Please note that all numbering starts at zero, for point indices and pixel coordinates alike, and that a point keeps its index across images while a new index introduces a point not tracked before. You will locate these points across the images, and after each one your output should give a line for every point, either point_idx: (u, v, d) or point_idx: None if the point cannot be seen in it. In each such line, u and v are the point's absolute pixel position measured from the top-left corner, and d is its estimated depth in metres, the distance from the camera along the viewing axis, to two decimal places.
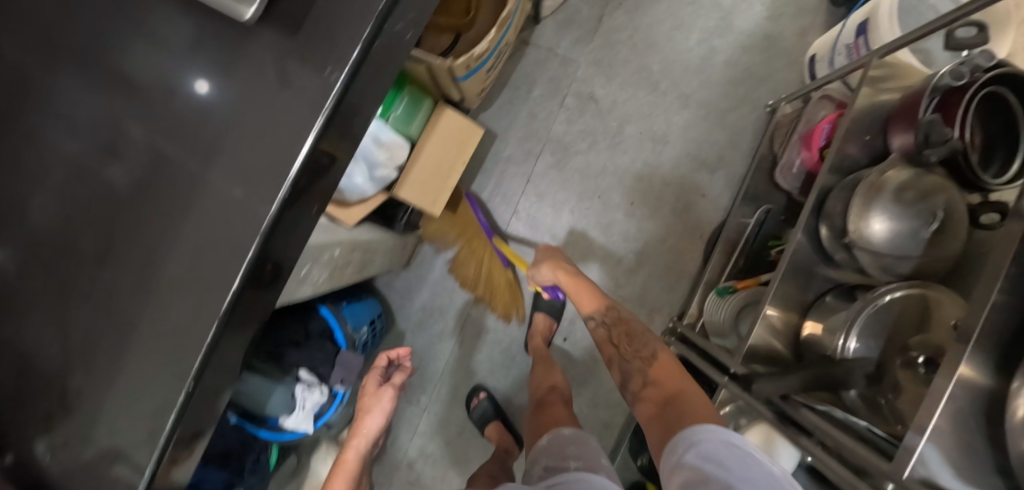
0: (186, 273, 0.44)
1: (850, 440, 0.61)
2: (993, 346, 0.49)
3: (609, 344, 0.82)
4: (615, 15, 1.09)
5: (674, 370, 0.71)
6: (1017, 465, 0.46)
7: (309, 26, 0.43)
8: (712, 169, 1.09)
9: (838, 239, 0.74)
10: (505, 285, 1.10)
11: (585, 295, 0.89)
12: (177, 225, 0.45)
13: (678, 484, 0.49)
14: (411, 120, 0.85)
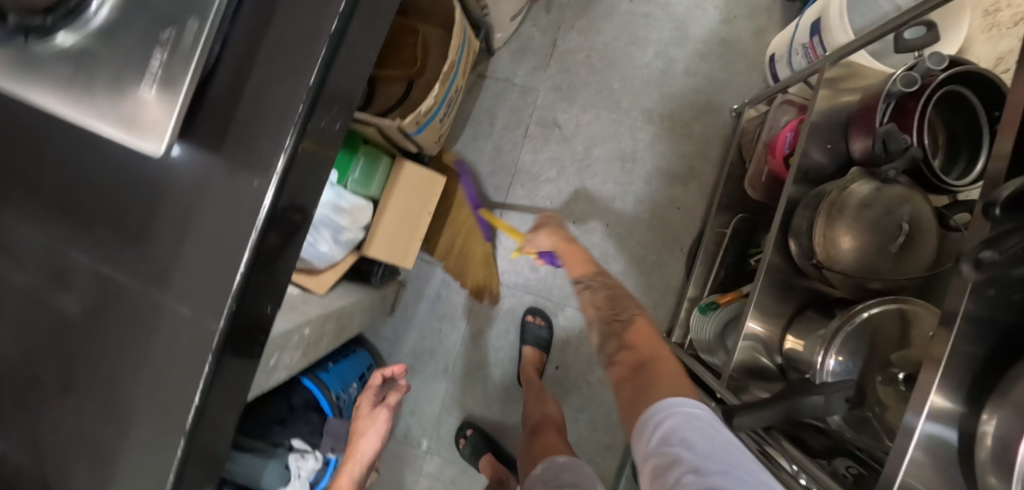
0: (166, 384, 0.50)
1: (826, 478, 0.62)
2: (959, 372, 0.48)
3: (589, 304, 0.79)
4: (569, 38, 1.09)
5: (651, 337, 0.69)
6: None
7: (231, 144, 0.49)
8: (684, 180, 1.09)
9: (806, 259, 0.74)
10: (482, 257, 1.08)
11: (575, 260, 0.86)
12: (153, 339, 0.50)
13: (653, 469, 0.51)
14: (370, 179, 0.85)
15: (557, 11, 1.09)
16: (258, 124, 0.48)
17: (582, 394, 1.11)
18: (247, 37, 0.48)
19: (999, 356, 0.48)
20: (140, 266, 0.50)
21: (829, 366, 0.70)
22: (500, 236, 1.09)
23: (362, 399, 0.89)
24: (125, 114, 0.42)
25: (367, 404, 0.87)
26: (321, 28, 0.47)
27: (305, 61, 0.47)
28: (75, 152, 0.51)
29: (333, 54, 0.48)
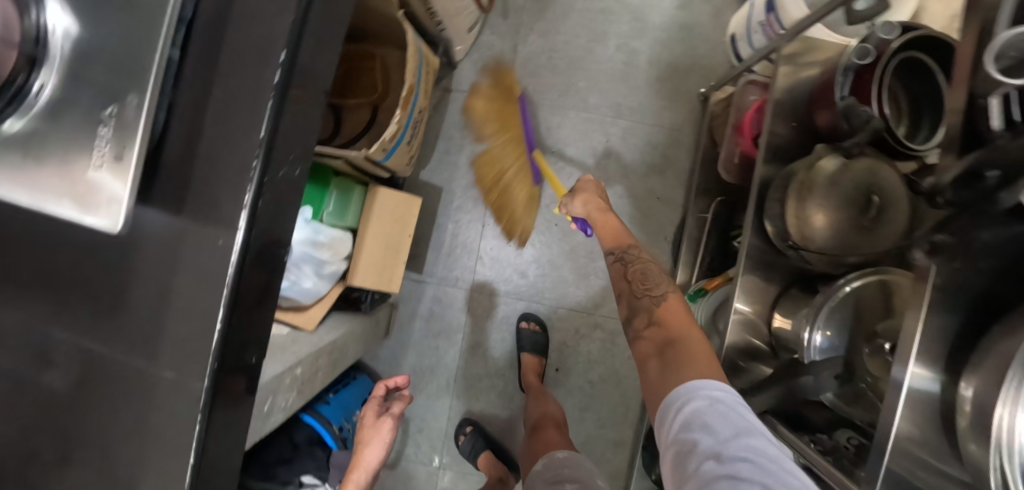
0: (160, 446, 0.50)
1: (817, 457, 0.64)
2: (933, 340, 0.48)
3: (623, 275, 0.73)
4: (529, 41, 1.10)
5: (683, 314, 0.65)
6: (972, 469, 0.45)
7: (193, 204, 0.49)
8: (660, 168, 1.09)
9: (784, 239, 0.75)
10: (526, 199, 1.03)
11: (610, 232, 0.80)
12: (141, 404, 0.50)
13: (671, 459, 0.49)
14: (345, 210, 0.86)
15: (515, 17, 1.10)
16: (216, 181, 0.48)
17: (585, 393, 1.11)
18: (196, 99, 0.49)
19: (971, 319, 0.48)
20: (115, 336, 0.49)
21: (815, 341, 0.71)
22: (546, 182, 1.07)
23: (365, 409, 0.90)
24: (82, 192, 0.42)
25: (372, 412, 0.88)
26: (266, 82, 0.48)
27: (255, 116, 0.48)
28: (43, 229, 0.51)
29: (281, 105, 0.49)
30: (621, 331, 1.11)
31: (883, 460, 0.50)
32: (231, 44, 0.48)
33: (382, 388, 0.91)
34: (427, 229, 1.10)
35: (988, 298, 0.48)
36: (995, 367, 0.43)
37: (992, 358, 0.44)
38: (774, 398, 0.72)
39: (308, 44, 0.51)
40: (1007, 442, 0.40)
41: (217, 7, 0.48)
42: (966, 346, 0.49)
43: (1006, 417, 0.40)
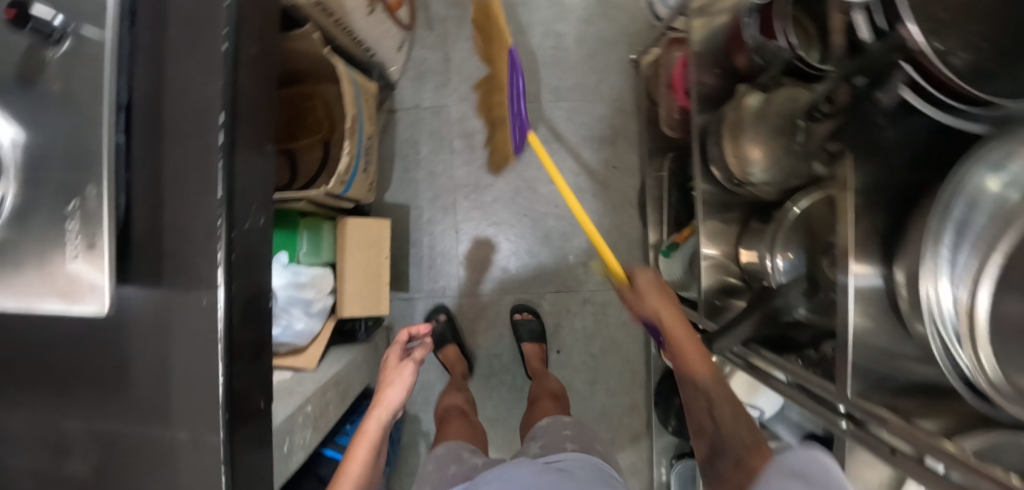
0: None
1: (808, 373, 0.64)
2: (866, 237, 0.53)
3: (704, 414, 0.63)
4: (460, 48, 1.14)
5: (761, 452, 0.52)
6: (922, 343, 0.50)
7: (171, 273, 0.51)
8: (610, 139, 1.14)
9: (731, 180, 0.81)
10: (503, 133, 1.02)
11: (681, 341, 0.68)
12: (165, 470, 0.53)
13: None
14: (320, 247, 0.88)
15: (440, 28, 1.14)
16: (187, 247, 0.51)
17: (590, 367, 1.16)
18: (151, 176, 0.51)
19: (893, 212, 0.53)
20: (126, 412, 0.52)
21: (778, 265, 0.77)
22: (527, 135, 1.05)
23: (391, 351, 0.90)
24: (71, 289, 0.45)
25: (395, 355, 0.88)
26: (212, 145, 0.51)
27: (209, 179, 0.51)
28: (34, 330, 0.54)
29: (231, 162, 0.52)
30: (610, 300, 1.15)
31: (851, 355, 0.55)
32: (172, 117, 0.51)
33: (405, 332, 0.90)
34: (404, 248, 1.13)
35: (903, 190, 0.54)
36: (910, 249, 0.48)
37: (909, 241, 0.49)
38: (751, 330, 0.74)
39: (244, 101, 0.54)
40: (935, 311, 0.46)
41: (151, 87, 0.51)
42: (894, 237, 0.54)
43: (931, 291, 0.46)
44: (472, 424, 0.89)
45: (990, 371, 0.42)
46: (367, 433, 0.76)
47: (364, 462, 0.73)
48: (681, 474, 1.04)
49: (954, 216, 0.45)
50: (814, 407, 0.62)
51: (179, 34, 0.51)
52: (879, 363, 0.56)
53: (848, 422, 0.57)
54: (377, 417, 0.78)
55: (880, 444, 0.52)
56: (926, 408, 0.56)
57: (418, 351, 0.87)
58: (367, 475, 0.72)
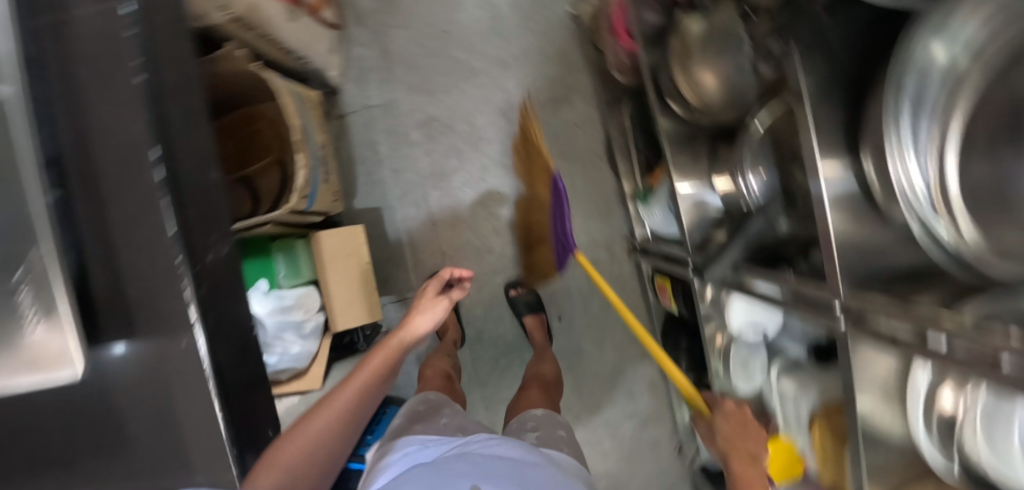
0: None
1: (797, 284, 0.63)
2: (826, 135, 0.53)
3: None
4: (395, 38, 1.10)
5: None
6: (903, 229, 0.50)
7: (141, 321, 0.50)
8: (565, 99, 1.13)
9: (688, 110, 0.81)
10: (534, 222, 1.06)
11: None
12: None
13: None
14: (298, 267, 0.87)
15: (371, 22, 1.10)
16: (153, 293, 0.49)
17: (594, 327, 1.17)
18: (97, 229, 0.49)
19: (848, 103, 0.54)
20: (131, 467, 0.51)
21: (751, 185, 0.75)
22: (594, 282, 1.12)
23: (427, 288, 0.90)
24: (49, 360, 0.43)
25: (432, 290, 0.89)
26: (150, 184, 0.48)
27: (157, 219, 0.49)
28: (16, 410, 0.52)
29: (176, 197, 0.50)
30: (600, 258, 1.15)
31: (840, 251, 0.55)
32: (102, 164, 0.49)
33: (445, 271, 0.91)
34: (386, 251, 1.11)
35: (851, 80, 0.54)
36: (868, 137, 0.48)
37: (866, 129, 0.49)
38: (740, 249, 0.76)
39: (175, 132, 0.52)
40: (908, 189, 0.46)
41: (72, 137, 0.48)
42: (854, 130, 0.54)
43: (902, 171, 0.45)
44: (455, 387, 0.90)
45: (967, 237, 0.45)
46: (388, 346, 0.78)
47: (380, 366, 0.76)
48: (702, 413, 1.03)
49: (908, 91, 0.45)
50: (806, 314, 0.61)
51: (87, 74, 0.48)
52: (870, 256, 0.56)
53: None
54: (402, 336, 0.80)
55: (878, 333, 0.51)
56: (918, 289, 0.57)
57: (456, 292, 0.87)
58: (382, 384, 0.75)
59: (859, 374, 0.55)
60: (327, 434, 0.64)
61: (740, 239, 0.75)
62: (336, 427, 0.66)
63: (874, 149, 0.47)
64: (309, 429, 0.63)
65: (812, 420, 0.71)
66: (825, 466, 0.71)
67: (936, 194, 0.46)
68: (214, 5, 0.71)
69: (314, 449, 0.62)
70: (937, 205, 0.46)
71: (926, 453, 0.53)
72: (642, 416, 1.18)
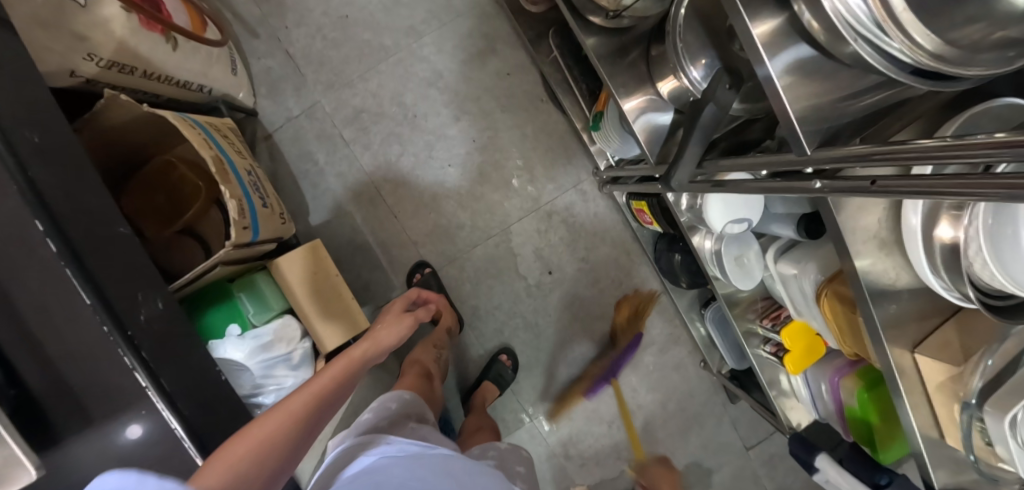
0: None
1: (762, 158, 0.57)
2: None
3: None
4: (295, 38, 1.03)
5: None
6: (856, 60, 0.45)
7: (91, 399, 0.47)
8: (489, 49, 1.06)
9: (609, 16, 0.74)
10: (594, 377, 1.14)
11: None
12: None
13: None
14: (265, 300, 0.83)
15: (265, 29, 1.02)
16: (93, 368, 0.46)
17: (588, 271, 1.13)
18: (10, 319, 0.45)
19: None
20: None
21: (694, 76, 0.68)
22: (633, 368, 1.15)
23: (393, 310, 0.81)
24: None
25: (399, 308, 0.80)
26: (48, 258, 0.44)
27: (68, 294, 0.45)
28: None
29: (78, 265, 0.45)
30: (572, 201, 1.11)
31: (800, 111, 0.48)
32: None
33: (408, 294, 0.90)
34: (357, 259, 1.07)
35: None
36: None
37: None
38: (698, 150, 0.66)
39: (55, 195, 0.47)
40: (845, 10, 0.37)
41: None
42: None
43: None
44: (433, 387, 0.91)
45: (927, 45, 0.35)
46: (350, 357, 0.62)
47: (338, 378, 0.56)
48: (715, 319, 1.05)
49: None
50: (779, 188, 0.57)
51: None
52: (850, 96, 0.49)
53: (823, 180, 0.50)
54: (364, 348, 0.65)
55: (858, 183, 0.46)
56: (898, 123, 0.51)
57: (422, 312, 0.81)
58: (335, 405, 0.54)
59: (849, 229, 0.51)
60: (290, 433, 0.46)
61: (696, 134, 0.64)
62: (298, 427, 0.47)
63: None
64: (266, 424, 0.45)
65: (818, 295, 0.67)
66: (845, 340, 0.67)
67: (879, 11, 0.34)
68: (81, 56, 0.67)
69: (281, 447, 0.44)
70: (880, 24, 0.36)
71: (943, 291, 0.50)
72: (658, 342, 1.17)
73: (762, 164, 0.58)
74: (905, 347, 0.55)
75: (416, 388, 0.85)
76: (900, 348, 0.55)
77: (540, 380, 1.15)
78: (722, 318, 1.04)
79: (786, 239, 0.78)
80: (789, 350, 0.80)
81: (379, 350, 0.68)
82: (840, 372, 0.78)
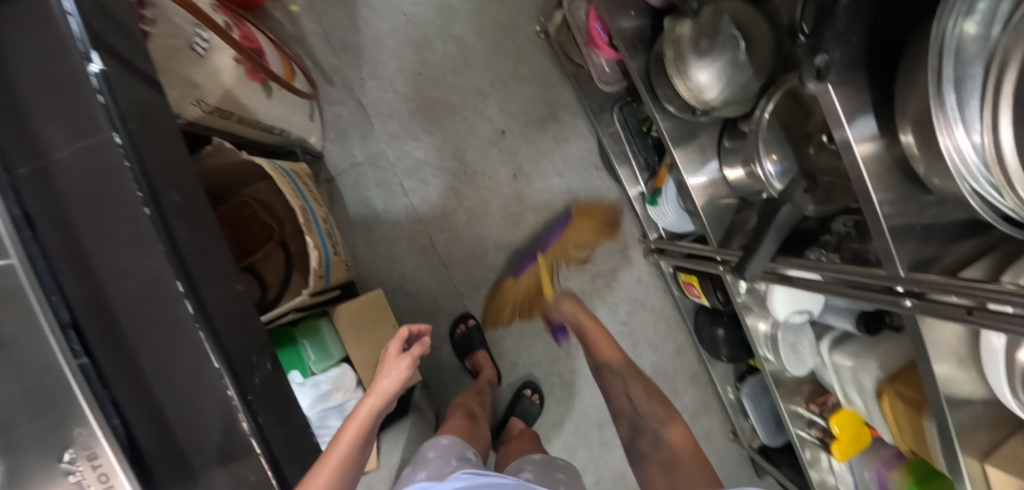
0: None
1: (846, 267, 0.63)
2: (854, 102, 0.50)
3: None
4: (368, 90, 1.07)
5: None
6: (948, 196, 0.49)
7: (200, 463, 0.47)
8: (551, 116, 1.12)
9: (690, 112, 0.78)
10: (564, 256, 1.11)
11: None
12: None
13: None
14: (326, 349, 0.84)
15: (340, 78, 1.06)
16: (207, 429, 0.46)
17: (626, 335, 1.15)
18: (133, 378, 0.45)
19: (873, 75, 0.50)
20: None
21: (770, 174, 0.72)
22: (590, 237, 1.13)
23: (388, 349, 0.73)
24: None
25: (394, 348, 0.71)
26: (182, 318, 0.45)
27: (198, 354, 0.46)
28: None
29: (210, 326, 0.46)
30: (617, 265, 1.15)
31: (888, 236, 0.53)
32: (124, 307, 0.45)
33: (403, 326, 0.74)
34: (403, 306, 1.08)
35: (883, 58, 0.50)
36: (907, 104, 0.46)
37: (903, 99, 0.47)
38: (775, 243, 0.70)
39: (189, 254, 0.48)
40: (960, 163, 0.43)
41: (85, 295, 0.44)
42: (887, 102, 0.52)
43: (949, 143, 0.42)
44: (479, 427, 0.86)
45: None
46: (357, 418, 0.61)
47: (349, 448, 0.57)
48: (751, 392, 1.06)
49: (947, 73, 0.41)
50: (862, 295, 0.62)
51: (81, 205, 0.45)
52: (914, 223, 0.56)
53: (913, 299, 0.55)
54: (370, 403, 0.63)
55: (951, 309, 0.50)
56: (979, 251, 0.56)
57: (418, 348, 0.71)
58: (352, 475, 0.56)
59: (930, 341, 0.56)
60: None
61: (773, 233, 0.69)
62: None
63: (914, 110, 0.46)
64: None
65: (879, 392, 0.70)
66: (903, 437, 0.69)
67: (999, 177, 0.39)
68: (190, 102, 0.69)
69: None
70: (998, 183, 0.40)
71: (1019, 413, 0.53)
72: (690, 409, 1.19)
73: (846, 271, 0.63)
74: (974, 458, 0.57)
75: (458, 429, 0.82)
76: (970, 458, 0.57)
77: (571, 440, 1.15)
78: (759, 389, 1.06)
79: (840, 329, 0.82)
80: (837, 436, 0.84)
81: (387, 402, 0.65)
82: (888, 463, 0.82)
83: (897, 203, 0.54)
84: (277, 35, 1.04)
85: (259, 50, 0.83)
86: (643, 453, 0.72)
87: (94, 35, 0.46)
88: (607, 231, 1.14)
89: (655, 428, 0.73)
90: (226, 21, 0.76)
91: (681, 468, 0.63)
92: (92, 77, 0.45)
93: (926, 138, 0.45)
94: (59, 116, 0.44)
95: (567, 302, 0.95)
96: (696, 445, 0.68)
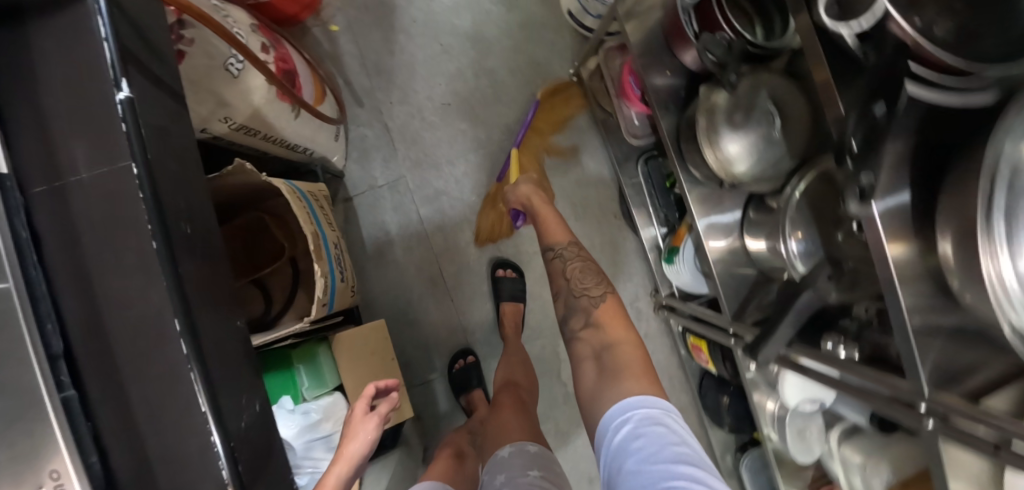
0: None
1: (869, 375, 0.60)
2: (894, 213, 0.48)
3: None
4: (396, 114, 1.08)
5: None
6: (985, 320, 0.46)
7: None
8: (574, 158, 1.11)
9: (716, 180, 0.77)
10: (538, 144, 1.10)
11: None
12: None
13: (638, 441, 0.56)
14: (321, 375, 0.83)
15: (370, 100, 1.07)
16: (185, 472, 0.45)
17: None
18: (119, 412, 0.44)
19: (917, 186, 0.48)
20: None
21: (794, 253, 0.69)
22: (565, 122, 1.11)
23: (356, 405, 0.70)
24: None
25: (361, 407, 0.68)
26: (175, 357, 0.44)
27: (186, 395, 0.44)
28: None
29: (203, 367, 0.45)
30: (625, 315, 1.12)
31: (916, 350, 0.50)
32: (120, 340, 0.44)
33: (369, 382, 0.70)
34: (404, 334, 1.06)
35: (931, 170, 0.47)
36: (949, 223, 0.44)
37: (947, 217, 0.45)
38: (791, 329, 0.67)
39: (191, 289, 0.47)
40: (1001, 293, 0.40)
41: (82, 323, 0.44)
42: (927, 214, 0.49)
43: (991, 269, 0.40)
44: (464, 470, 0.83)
45: None
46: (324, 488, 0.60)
47: None
48: (751, 466, 1.02)
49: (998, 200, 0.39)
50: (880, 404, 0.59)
51: (93, 231, 0.44)
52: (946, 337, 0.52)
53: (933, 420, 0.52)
54: (337, 471, 0.61)
55: (976, 440, 0.47)
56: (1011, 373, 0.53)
57: (385, 405, 0.67)
58: None
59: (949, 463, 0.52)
60: None
61: (790, 320, 0.66)
62: None
63: (956, 228, 0.44)
64: None
65: None
66: None
67: None
68: (217, 118, 0.70)
69: None
70: None
71: None
72: None
73: (866, 376, 0.61)
74: None
75: (441, 473, 0.78)
76: None
77: None
78: (758, 466, 1.01)
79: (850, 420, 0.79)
80: None
81: (355, 466, 0.63)
82: None
83: (930, 315, 0.51)
84: (314, 53, 1.05)
85: (293, 72, 0.84)
86: (573, 333, 0.77)
87: (130, 61, 0.47)
88: (581, 107, 1.11)
89: (586, 309, 0.77)
90: (264, 43, 0.77)
91: (612, 351, 0.70)
92: (119, 104, 0.44)
93: (967, 260, 0.43)
94: (87, 140, 0.44)
95: (523, 185, 0.95)
96: (626, 327, 0.74)
